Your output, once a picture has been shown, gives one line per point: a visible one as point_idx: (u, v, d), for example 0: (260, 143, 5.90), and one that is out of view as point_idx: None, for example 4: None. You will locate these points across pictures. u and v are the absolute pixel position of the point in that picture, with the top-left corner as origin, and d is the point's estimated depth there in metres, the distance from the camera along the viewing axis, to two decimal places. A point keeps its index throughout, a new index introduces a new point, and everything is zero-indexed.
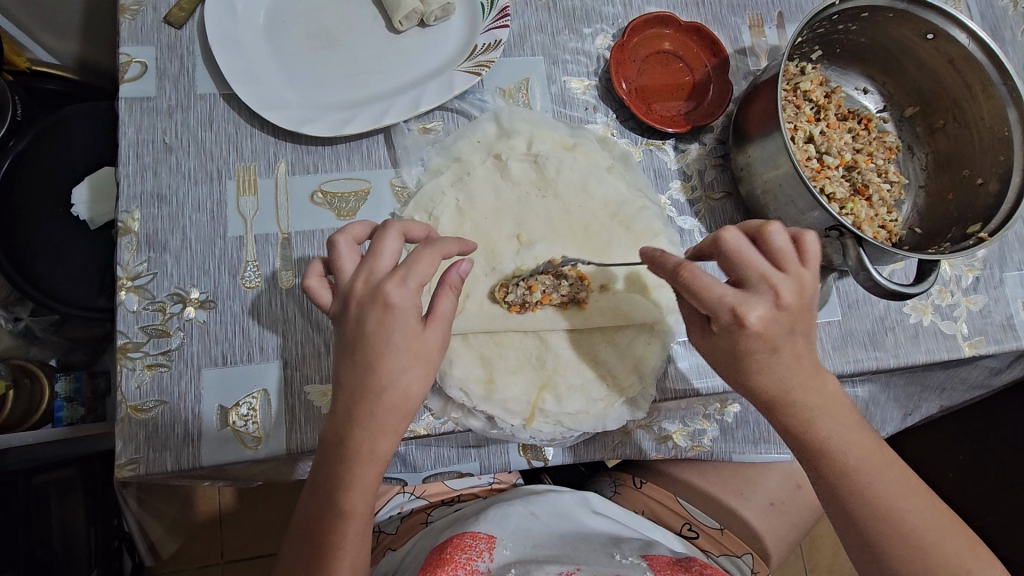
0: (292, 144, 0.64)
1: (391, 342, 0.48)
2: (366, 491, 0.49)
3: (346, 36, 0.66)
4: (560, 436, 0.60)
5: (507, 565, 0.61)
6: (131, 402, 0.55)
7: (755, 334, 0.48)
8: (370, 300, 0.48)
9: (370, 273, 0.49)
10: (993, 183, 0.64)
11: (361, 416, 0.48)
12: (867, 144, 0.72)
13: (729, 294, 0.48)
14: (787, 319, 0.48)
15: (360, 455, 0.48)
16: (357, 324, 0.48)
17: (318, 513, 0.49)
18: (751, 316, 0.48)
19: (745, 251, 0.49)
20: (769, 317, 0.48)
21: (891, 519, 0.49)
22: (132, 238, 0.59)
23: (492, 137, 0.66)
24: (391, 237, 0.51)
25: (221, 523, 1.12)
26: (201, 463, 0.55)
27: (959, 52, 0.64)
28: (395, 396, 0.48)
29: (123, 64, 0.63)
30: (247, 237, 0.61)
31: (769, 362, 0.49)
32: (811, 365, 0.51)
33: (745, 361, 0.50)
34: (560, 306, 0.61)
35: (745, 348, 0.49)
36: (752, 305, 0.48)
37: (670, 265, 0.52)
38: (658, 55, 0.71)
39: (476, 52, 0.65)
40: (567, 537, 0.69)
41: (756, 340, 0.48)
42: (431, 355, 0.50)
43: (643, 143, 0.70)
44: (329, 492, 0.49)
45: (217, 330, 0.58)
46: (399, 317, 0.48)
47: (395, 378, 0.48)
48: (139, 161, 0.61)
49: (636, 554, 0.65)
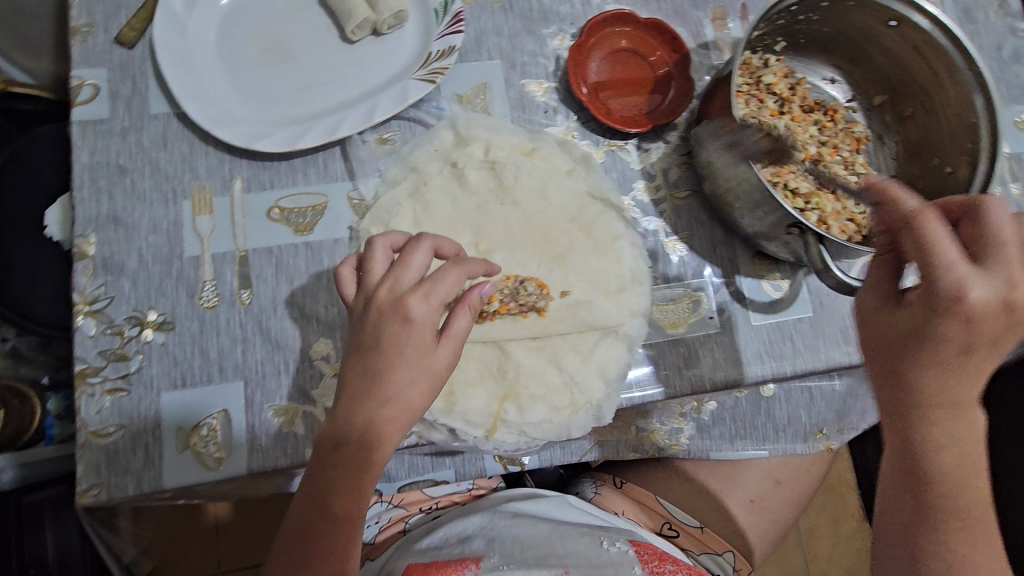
0: (247, 160, 0.63)
1: (404, 356, 0.47)
2: (357, 496, 0.48)
3: (299, 49, 0.65)
4: (525, 446, 0.59)
5: (496, 569, 0.61)
6: (91, 427, 0.55)
7: (968, 320, 0.41)
8: (390, 310, 0.48)
9: (394, 283, 0.49)
10: (963, 171, 0.63)
11: (361, 425, 0.47)
12: (832, 136, 0.70)
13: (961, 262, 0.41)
14: (1010, 319, 0.41)
15: (354, 463, 0.47)
16: (370, 333, 0.48)
17: (304, 514, 0.48)
18: (974, 293, 0.41)
19: (1005, 231, 0.41)
20: (996, 305, 0.41)
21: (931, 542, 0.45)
22: (88, 262, 0.59)
23: (449, 144, 0.65)
24: (421, 249, 0.50)
25: (217, 534, 1.12)
26: (163, 486, 0.55)
27: (923, 39, 0.62)
28: (396, 408, 0.47)
29: (75, 86, 0.63)
30: (204, 257, 0.60)
31: (952, 359, 0.43)
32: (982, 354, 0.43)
33: (919, 336, 0.44)
34: (519, 315, 0.60)
35: (937, 330, 0.42)
36: (980, 281, 0.41)
37: (903, 211, 0.44)
38: (617, 55, 0.70)
39: (431, 59, 0.65)
40: (551, 535, 0.68)
41: (957, 323, 0.41)
42: (440, 372, 0.49)
43: (605, 144, 0.69)
44: (318, 499, 0.47)
45: (177, 351, 0.58)
46: (412, 329, 0.48)
47: (398, 390, 0.47)
48: (95, 184, 0.61)
49: (625, 542, 0.68)
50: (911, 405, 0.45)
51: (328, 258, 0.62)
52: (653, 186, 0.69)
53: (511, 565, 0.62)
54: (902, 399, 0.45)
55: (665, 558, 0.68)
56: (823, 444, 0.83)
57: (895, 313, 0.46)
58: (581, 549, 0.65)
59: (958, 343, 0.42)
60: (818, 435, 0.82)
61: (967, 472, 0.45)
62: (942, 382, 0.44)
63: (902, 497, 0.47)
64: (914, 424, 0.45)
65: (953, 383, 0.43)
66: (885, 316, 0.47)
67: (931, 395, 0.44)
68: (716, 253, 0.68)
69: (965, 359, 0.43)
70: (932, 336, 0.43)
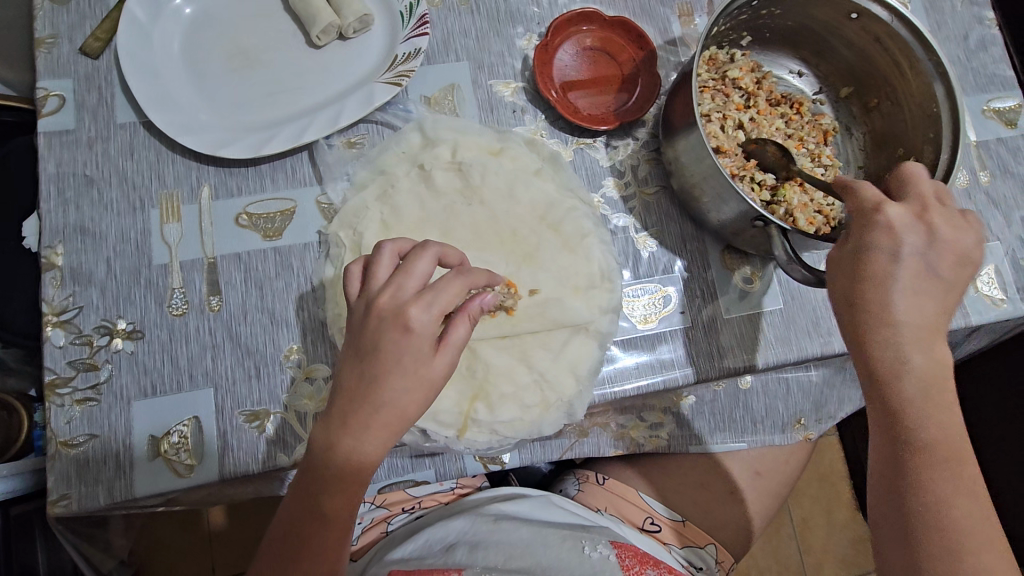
0: (215, 167, 0.63)
1: (400, 365, 0.46)
2: (348, 497, 0.48)
3: (265, 55, 0.66)
4: (497, 445, 0.60)
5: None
6: (61, 437, 0.55)
7: (893, 233, 0.49)
8: (389, 319, 0.46)
9: (396, 290, 0.47)
10: (926, 160, 0.63)
11: (353, 435, 0.47)
12: (799, 129, 0.70)
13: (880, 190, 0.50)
14: (925, 237, 0.49)
15: (345, 468, 0.47)
16: (370, 343, 0.46)
17: (298, 511, 0.49)
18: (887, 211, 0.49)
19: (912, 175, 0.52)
20: (907, 221, 0.49)
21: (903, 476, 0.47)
22: (56, 273, 0.59)
23: (417, 147, 0.65)
24: (426, 256, 0.48)
25: (211, 541, 1.12)
26: (134, 494, 0.55)
27: (884, 30, 0.63)
28: (391, 413, 0.47)
29: (41, 98, 0.63)
30: (172, 264, 0.60)
31: (891, 274, 0.49)
32: (915, 269, 0.49)
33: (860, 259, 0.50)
34: (486, 315, 0.60)
35: (872, 246, 0.49)
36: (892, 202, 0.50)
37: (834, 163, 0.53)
38: (584, 53, 0.70)
39: (397, 62, 0.65)
40: (534, 543, 0.67)
41: (886, 234, 0.49)
42: (437, 380, 0.48)
43: (573, 142, 0.69)
44: (310, 498, 0.48)
45: (147, 360, 0.58)
46: (414, 340, 0.46)
47: (394, 397, 0.46)
48: (61, 195, 0.61)
49: (606, 544, 0.68)
50: (864, 326, 0.50)
51: (298, 263, 0.62)
52: (622, 181, 0.69)
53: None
54: (853, 323, 0.50)
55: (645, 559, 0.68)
56: (802, 434, 0.84)
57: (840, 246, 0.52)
58: (563, 557, 0.65)
59: (889, 255, 0.49)
60: (797, 425, 0.84)
61: (936, 417, 0.47)
62: (893, 299, 0.49)
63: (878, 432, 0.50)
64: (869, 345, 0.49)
65: (904, 301, 0.48)
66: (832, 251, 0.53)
67: (884, 312, 0.49)
68: (686, 249, 0.68)
69: (903, 273, 0.48)
70: (865, 249, 0.49)
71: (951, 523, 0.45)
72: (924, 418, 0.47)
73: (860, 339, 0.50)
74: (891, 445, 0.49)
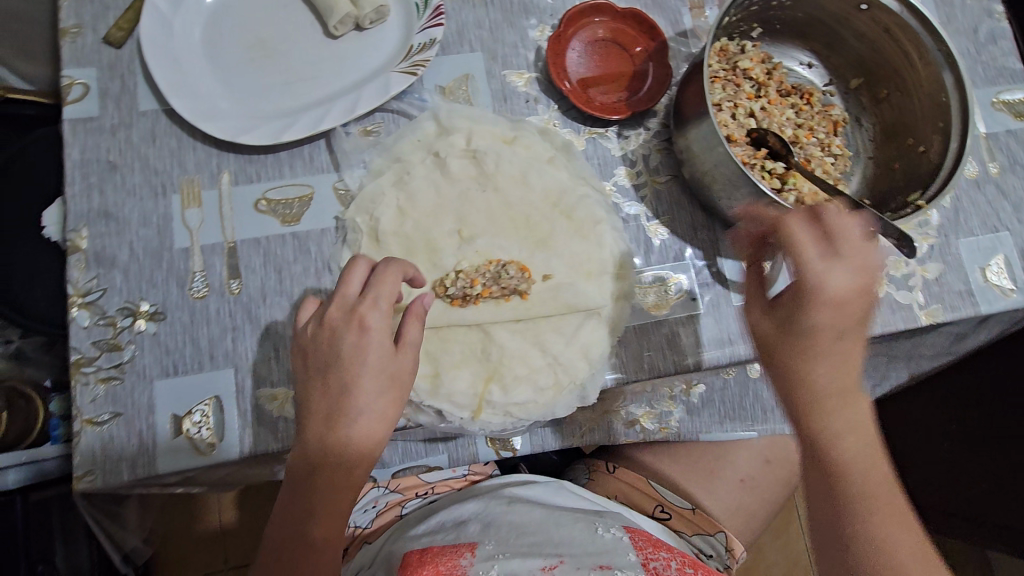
0: (235, 154, 0.65)
1: (367, 362, 0.51)
2: (336, 519, 0.53)
3: (283, 45, 0.67)
4: (511, 426, 0.61)
5: (493, 557, 0.61)
6: (86, 415, 0.56)
7: (833, 302, 0.51)
8: (346, 323, 0.52)
9: (341, 301, 0.53)
10: (935, 150, 0.64)
11: (335, 452, 0.51)
12: (809, 118, 0.71)
13: (820, 259, 0.51)
14: (857, 301, 0.51)
15: (335, 485, 0.51)
16: (330, 346, 0.52)
17: (286, 539, 0.52)
18: (830, 282, 0.50)
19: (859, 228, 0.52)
20: (848, 288, 0.51)
21: (853, 538, 0.50)
22: (81, 256, 0.60)
23: (432, 135, 0.66)
24: (359, 265, 0.54)
25: (223, 534, 1.13)
26: (158, 471, 0.56)
27: (894, 21, 0.64)
28: (370, 420, 0.51)
29: (65, 86, 0.64)
30: (194, 248, 0.62)
31: (829, 344, 0.52)
32: (849, 336, 0.52)
33: (799, 332, 0.52)
34: (501, 299, 0.61)
35: (814, 317, 0.51)
36: (837, 271, 0.51)
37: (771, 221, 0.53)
38: (596, 44, 0.71)
39: (412, 52, 0.66)
40: (547, 521, 0.68)
41: (829, 306, 0.51)
42: (403, 378, 0.53)
43: (585, 132, 0.70)
44: (303, 522, 0.52)
45: (169, 341, 0.59)
46: (370, 335, 0.51)
47: (368, 405, 0.51)
48: (85, 180, 0.62)
49: (618, 528, 0.69)
50: (812, 404, 0.52)
51: (316, 248, 0.63)
52: (633, 171, 0.70)
53: (506, 552, 0.62)
54: (797, 401, 0.53)
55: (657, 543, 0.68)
56: None
57: (773, 318, 0.54)
58: (575, 535, 0.65)
59: (829, 326, 0.51)
60: None
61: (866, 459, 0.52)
62: (823, 370, 0.52)
63: (819, 499, 0.53)
64: (815, 420, 0.52)
65: (839, 365, 0.52)
66: (771, 327, 0.54)
67: (825, 386, 0.52)
68: (697, 237, 0.69)
69: (837, 339, 0.52)
70: (814, 326, 0.51)
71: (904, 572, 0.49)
72: (863, 479, 0.51)
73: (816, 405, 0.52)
74: (835, 508, 0.52)
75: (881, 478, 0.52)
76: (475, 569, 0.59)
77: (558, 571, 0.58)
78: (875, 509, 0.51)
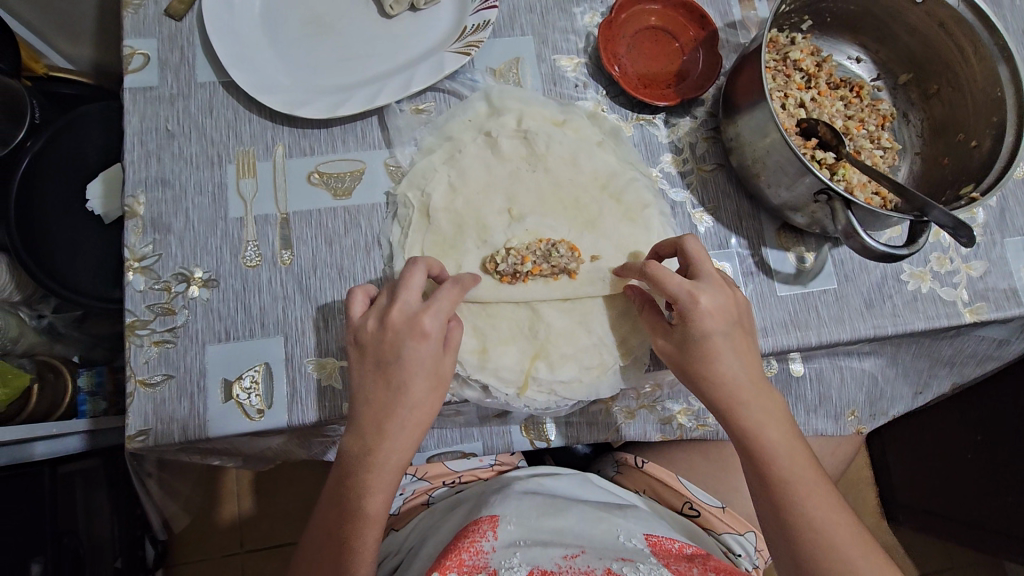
0: (289, 127, 0.66)
1: (421, 366, 0.53)
2: (386, 495, 0.54)
3: (338, 23, 0.68)
4: (554, 405, 0.62)
5: (514, 544, 0.54)
6: (139, 376, 0.57)
7: (709, 317, 0.55)
8: (407, 329, 0.53)
9: (404, 305, 0.54)
10: (987, 144, 0.64)
11: (389, 429, 0.53)
12: (859, 111, 0.71)
13: (689, 282, 0.55)
14: (728, 311, 0.56)
15: (387, 466, 0.54)
16: (392, 347, 0.53)
17: (343, 513, 0.54)
18: (701, 301, 0.54)
19: (695, 252, 0.57)
20: (718, 305, 0.55)
21: (792, 523, 0.53)
22: (138, 221, 0.62)
23: (483, 115, 0.67)
24: (418, 271, 0.55)
25: (241, 523, 1.17)
26: (207, 434, 0.57)
27: (950, 15, 0.63)
28: (420, 412, 0.54)
29: (127, 55, 0.66)
30: (247, 218, 0.63)
31: (722, 352, 0.55)
32: (740, 346, 0.56)
33: (692, 350, 0.56)
34: (550, 277, 0.62)
35: (699, 334, 0.55)
36: (704, 290, 0.55)
37: (637, 265, 0.58)
38: (647, 31, 0.72)
39: (466, 33, 0.67)
40: (569, 517, 0.62)
41: (711, 320, 0.55)
42: (444, 378, 0.55)
43: (633, 118, 0.71)
44: (356, 498, 0.54)
45: (221, 307, 0.60)
46: (426, 336, 0.53)
47: (420, 399, 0.54)
48: (143, 148, 0.64)
49: (640, 539, 0.60)
50: (726, 401, 0.56)
51: (366, 222, 0.64)
52: (680, 158, 0.70)
53: (528, 541, 0.55)
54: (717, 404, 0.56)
55: (683, 557, 0.57)
56: (855, 426, 0.88)
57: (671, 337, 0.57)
58: (595, 534, 0.60)
59: (717, 336, 0.55)
60: (850, 417, 0.88)
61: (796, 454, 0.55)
62: (729, 373, 0.55)
63: (764, 500, 0.55)
64: (735, 413, 0.56)
65: (737, 370, 0.55)
66: (670, 348, 0.57)
67: (734, 385, 0.55)
68: (742, 226, 0.69)
69: (729, 346, 0.55)
70: (704, 337, 0.55)
71: (837, 555, 0.51)
72: (786, 468, 0.54)
73: (732, 410, 0.55)
74: (781, 515, 0.53)
75: (804, 466, 0.54)
76: (496, 555, 0.52)
77: (580, 559, 0.52)
78: (809, 494, 0.53)
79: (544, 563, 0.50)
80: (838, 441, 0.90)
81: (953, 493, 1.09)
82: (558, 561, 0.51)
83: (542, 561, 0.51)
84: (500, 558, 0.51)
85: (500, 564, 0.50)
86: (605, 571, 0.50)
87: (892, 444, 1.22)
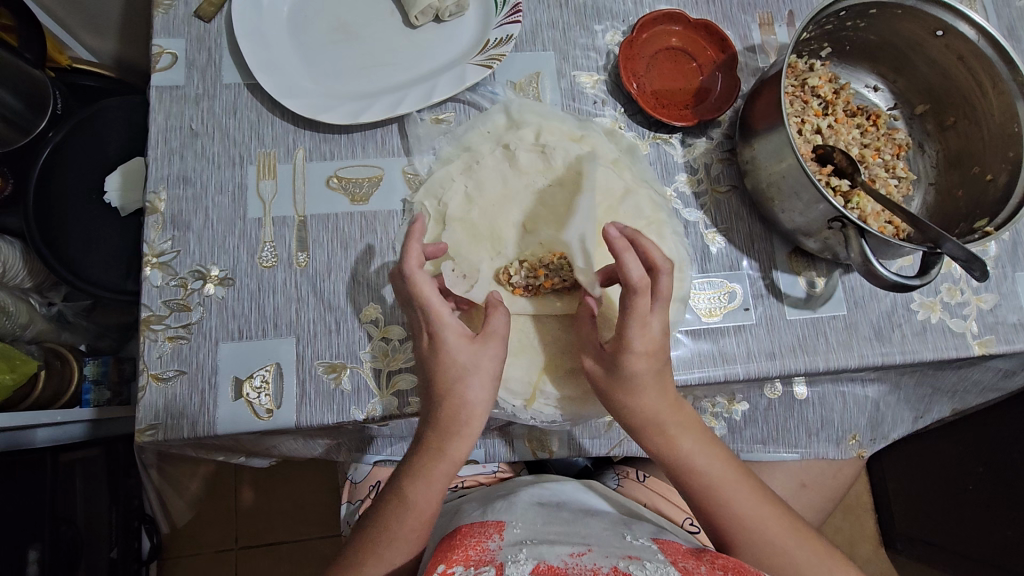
0: (310, 132, 0.67)
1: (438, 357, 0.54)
2: (432, 486, 0.55)
3: (363, 31, 0.69)
4: (561, 419, 0.62)
5: (521, 542, 0.53)
6: (153, 371, 0.58)
7: (647, 353, 0.55)
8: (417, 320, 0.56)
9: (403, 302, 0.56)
10: (1003, 180, 0.64)
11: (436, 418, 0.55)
12: (875, 140, 0.72)
13: (648, 324, 0.53)
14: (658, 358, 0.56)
15: (431, 452, 0.55)
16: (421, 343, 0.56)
17: (390, 497, 0.57)
18: (636, 343, 0.54)
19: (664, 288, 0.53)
20: (655, 345, 0.54)
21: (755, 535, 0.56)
22: (158, 217, 0.62)
23: (502, 128, 0.68)
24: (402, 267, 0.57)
25: (236, 518, 1.17)
26: (215, 431, 0.57)
27: (970, 49, 0.64)
28: (455, 402, 0.54)
29: (156, 54, 0.67)
30: (266, 219, 0.64)
31: (646, 387, 0.56)
32: (659, 381, 0.57)
33: (624, 382, 0.56)
34: (561, 292, 0.62)
35: (630, 368, 0.55)
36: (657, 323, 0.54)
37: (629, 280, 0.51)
38: (667, 52, 0.72)
39: (488, 46, 0.67)
40: (579, 521, 0.61)
41: (643, 361, 0.55)
42: (494, 369, 0.55)
43: (650, 137, 0.72)
44: (401, 483, 0.56)
45: (235, 306, 0.61)
46: (445, 340, 0.54)
47: (450, 389, 0.54)
48: (167, 145, 0.65)
49: (648, 538, 0.59)
50: (641, 426, 0.58)
51: (382, 228, 0.65)
52: (694, 178, 0.71)
53: (536, 539, 0.55)
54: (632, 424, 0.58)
55: (691, 553, 0.54)
56: (855, 450, 0.88)
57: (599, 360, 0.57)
58: (603, 534, 0.58)
59: (644, 370, 0.55)
60: (851, 441, 0.87)
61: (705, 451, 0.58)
62: (642, 405, 0.57)
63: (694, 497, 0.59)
64: (650, 433, 0.58)
65: (650, 398, 0.57)
66: (597, 368, 0.57)
67: (640, 416, 0.57)
68: (754, 248, 0.70)
69: (652, 377, 0.56)
70: (633, 375, 0.55)
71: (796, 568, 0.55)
72: (705, 463, 0.58)
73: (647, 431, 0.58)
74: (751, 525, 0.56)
75: (718, 459, 0.58)
76: (503, 552, 0.51)
77: (586, 557, 0.50)
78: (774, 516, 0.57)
79: (549, 559, 0.49)
80: (840, 465, 0.89)
81: (948, 523, 1.08)
82: (564, 558, 0.49)
83: (548, 557, 0.49)
84: (506, 554, 0.50)
85: (506, 559, 0.49)
86: (610, 568, 0.48)
87: (891, 469, 1.22)
